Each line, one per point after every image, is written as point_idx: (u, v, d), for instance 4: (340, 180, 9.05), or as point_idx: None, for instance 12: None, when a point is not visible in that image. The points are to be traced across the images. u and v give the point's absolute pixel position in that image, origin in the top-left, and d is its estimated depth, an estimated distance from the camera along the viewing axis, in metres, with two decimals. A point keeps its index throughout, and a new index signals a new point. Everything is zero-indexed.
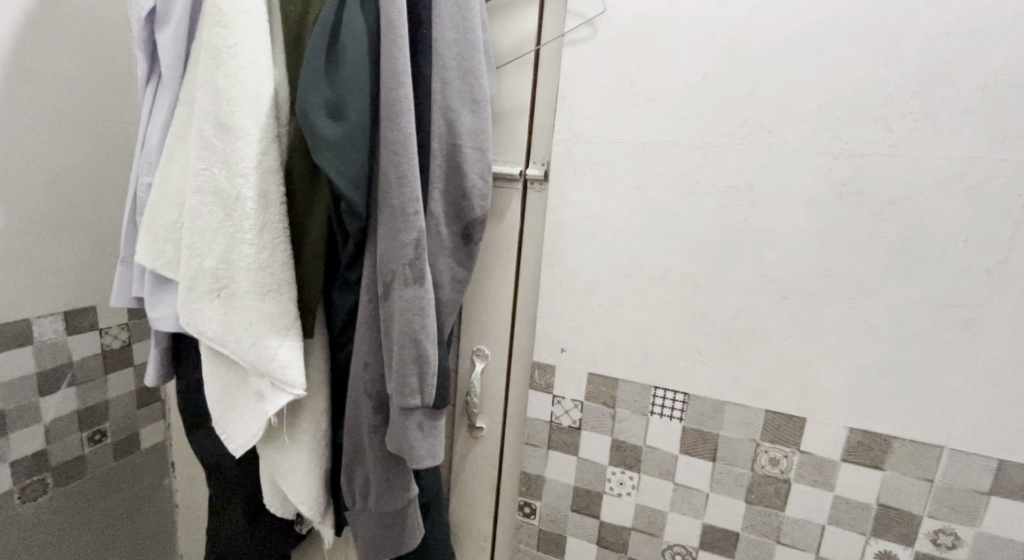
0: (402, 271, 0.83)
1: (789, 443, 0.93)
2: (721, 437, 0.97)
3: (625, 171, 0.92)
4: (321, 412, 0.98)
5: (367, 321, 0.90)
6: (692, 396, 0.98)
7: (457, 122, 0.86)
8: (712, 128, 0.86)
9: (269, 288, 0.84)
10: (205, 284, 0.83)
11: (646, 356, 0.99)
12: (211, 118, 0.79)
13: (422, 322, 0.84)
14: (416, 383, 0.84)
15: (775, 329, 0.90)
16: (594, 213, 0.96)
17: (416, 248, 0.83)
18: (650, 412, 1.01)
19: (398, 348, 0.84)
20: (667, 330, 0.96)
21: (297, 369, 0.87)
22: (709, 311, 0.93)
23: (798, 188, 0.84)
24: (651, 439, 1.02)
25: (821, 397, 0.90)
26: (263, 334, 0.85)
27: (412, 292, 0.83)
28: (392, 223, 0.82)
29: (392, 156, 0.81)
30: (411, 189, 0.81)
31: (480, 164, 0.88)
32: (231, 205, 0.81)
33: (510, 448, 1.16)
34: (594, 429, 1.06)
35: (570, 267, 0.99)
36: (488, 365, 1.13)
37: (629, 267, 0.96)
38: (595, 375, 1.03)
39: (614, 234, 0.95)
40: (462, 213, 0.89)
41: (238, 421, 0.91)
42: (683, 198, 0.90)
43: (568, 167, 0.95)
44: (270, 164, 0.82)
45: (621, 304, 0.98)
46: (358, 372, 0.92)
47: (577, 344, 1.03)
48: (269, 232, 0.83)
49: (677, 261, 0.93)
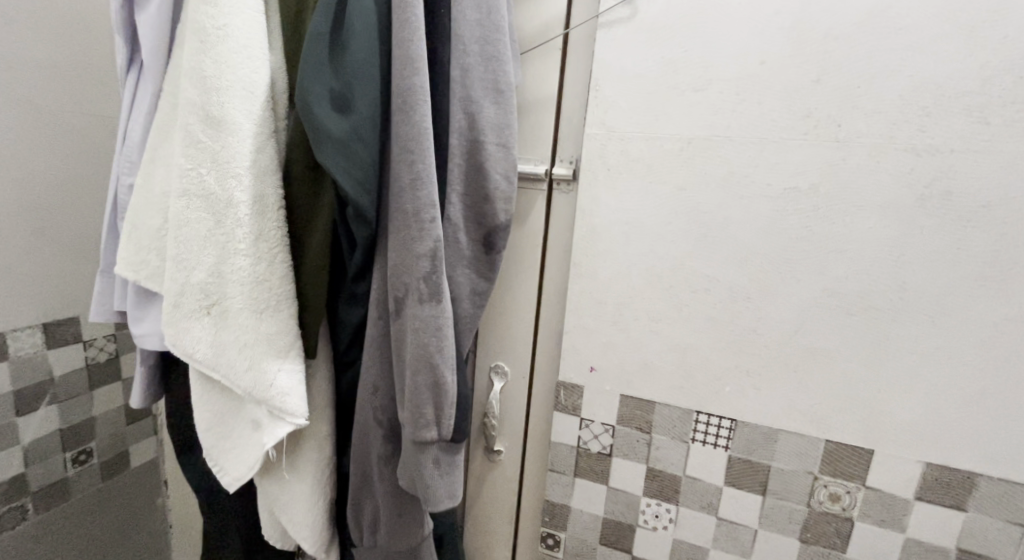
0: (416, 285, 0.72)
1: (852, 477, 0.84)
2: (772, 468, 0.88)
3: (667, 171, 0.82)
4: (325, 438, 0.88)
5: (376, 341, 0.80)
6: (740, 423, 0.88)
7: (479, 115, 0.75)
8: (770, 120, 0.76)
9: (267, 305, 0.74)
10: (193, 300, 0.72)
11: (687, 378, 0.89)
12: (197, 109, 0.68)
13: (438, 344, 0.73)
14: (433, 413, 0.74)
15: (839, 349, 0.80)
16: (630, 218, 0.85)
17: (433, 259, 0.72)
18: (691, 439, 0.91)
19: (411, 374, 0.73)
20: (712, 349, 0.86)
21: (297, 397, 0.77)
22: (760, 329, 0.83)
23: (871, 191, 0.73)
24: (692, 468, 0.93)
25: (890, 426, 0.80)
26: (260, 357, 0.75)
27: (427, 309, 0.73)
28: (405, 230, 0.72)
29: (406, 154, 0.70)
30: (427, 192, 0.71)
31: (504, 163, 0.77)
32: (222, 210, 0.70)
33: (531, 473, 1.06)
34: (626, 456, 0.96)
35: (602, 279, 0.89)
36: (507, 384, 1.02)
37: (671, 278, 0.85)
38: (629, 397, 0.93)
39: (653, 242, 0.85)
40: (484, 219, 0.79)
41: (231, 452, 0.81)
42: (735, 201, 0.79)
43: (601, 166, 0.85)
44: (266, 163, 0.71)
45: (661, 320, 0.87)
46: (366, 397, 0.82)
47: (608, 363, 0.92)
48: (265, 241, 0.73)
49: (727, 272, 0.82)
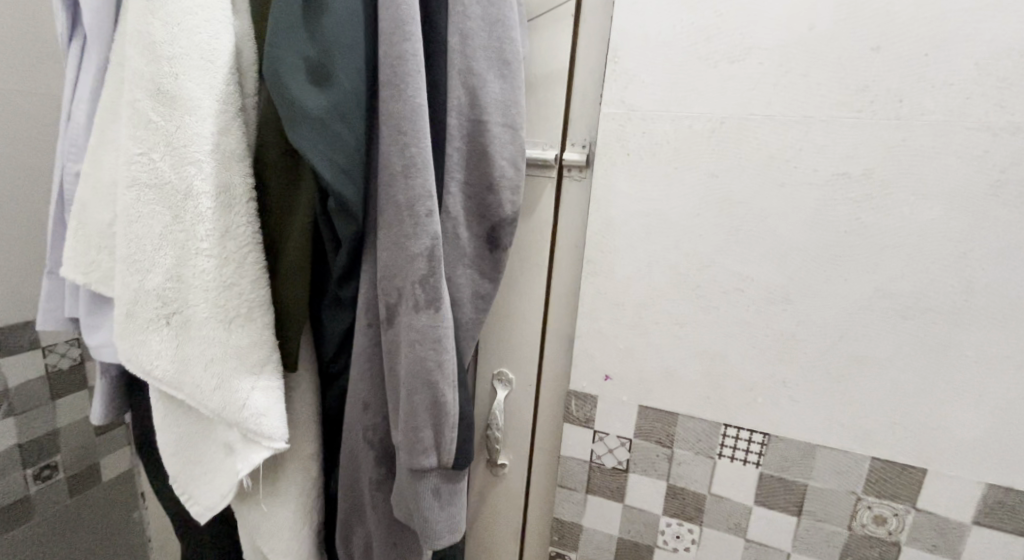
0: (411, 291, 0.62)
1: (900, 499, 0.75)
2: (809, 487, 0.79)
3: (696, 155, 0.71)
4: (310, 459, 0.78)
5: (366, 352, 0.70)
6: (773, 437, 0.79)
7: (481, 91, 0.65)
8: (818, 95, 0.65)
9: (236, 313, 0.64)
10: (149, 309, 0.62)
11: (715, 389, 0.79)
12: (146, 83, 0.57)
13: (437, 359, 0.63)
14: (431, 438, 0.64)
15: (890, 357, 0.71)
16: (652, 209, 0.75)
17: (430, 260, 0.62)
18: (718, 454, 0.82)
19: (406, 393, 0.64)
20: (745, 355, 0.77)
21: (275, 418, 0.67)
22: (800, 334, 0.73)
23: (934, 178, 0.64)
24: (718, 486, 0.84)
25: (947, 443, 0.71)
26: (230, 373, 0.64)
27: (425, 318, 0.63)
28: (397, 226, 0.61)
29: (397, 136, 0.60)
30: (423, 181, 0.61)
31: (510, 147, 0.67)
32: (180, 203, 0.60)
33: (538, 489, 0.96)
34: (644, 472, 0.87)
35: (620, 277, 0.79)
36: (512, 393, 0.92)
37: (698, 277, 0.75)
38: (649, 409, 0.83)
39: (679, 236, 0.75)
40: (487, 212, 0.69)
41: (200, 480, 0.71)
42: (774, 190, 0.69)
43: (619, 150, 0.74)
44: (232, 148, 0.61)
45: (687, 324, 0.78)
46: (355, 415, 0.72)
47: (625, 371, 0.83)
48: (233, 240, 0.62)
49: (762, 270, 0.73)
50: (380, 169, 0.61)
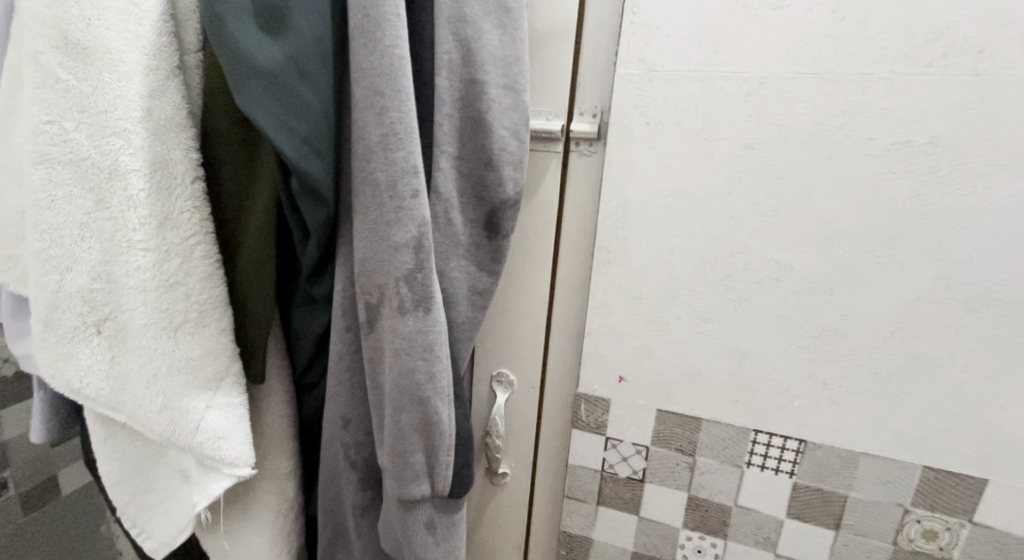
0: (395, 290, 0.52)
1: (954, 512, 0.66)
2: (850, 499, 0.69)
3: (729, 123, 0.61)
4: (285, 481, 0.67)
5: (344, 361, 0.59)
6: (810, 444, 0.69)
7: (477, 46, 0.54)
8: (879, 48, 0.55)
9: (183, 320, 0.52)
10: (74, 314, 0.51)
11: (745, 392, 0.70)
12: (52, 30, 0.46)
13: (428, 370, 0.53)
14: (424, 464, 0.55)
15: (951, 355, 0.61)
16: (675, 187, 0.64)
17: (417, 253, 0.51)
18: (746, 463, 0.73)
19: (392, 412, 0.54)
20: (781, 354, 0.67)
21: (235, 442, 0.56)
22: (847, 330, 0.63)
23: (1013, 146, 0.54)
24: (745, 497, 0.74)
25: (1013, 452, 0.62)
26: (177, 391, 0.53)
27: (413, 321, 0.52)
28: (376, 211, 0.50)
29: (374, 100, 0.48)
30: (408, 156, 0.49)
31: (510, 113, 0.56)
32: (105, 185, 0.49)
33: (545, 500, 0.86)
34: (662, 482, 0.77)
35: (637, 266, 0.69)
36: (514, 396, 0.81)
37: (728, 265, 0.65)
38: (668, 413, 0.74)
39: (706, 219, 0.64)
40: (485, 192, 0.58)
41: (151, 512, 0.60)
42: (821, 162, 0.59)
43: (637, 118, 0.64)
44: (169, 115, 0.49)
45: (714, 318, 0.68)
46: (334, 433, 0.61)
47: (642, 372, 0.73)
48: (175, 230, 0.51)
49: (804, 255, 0.62)
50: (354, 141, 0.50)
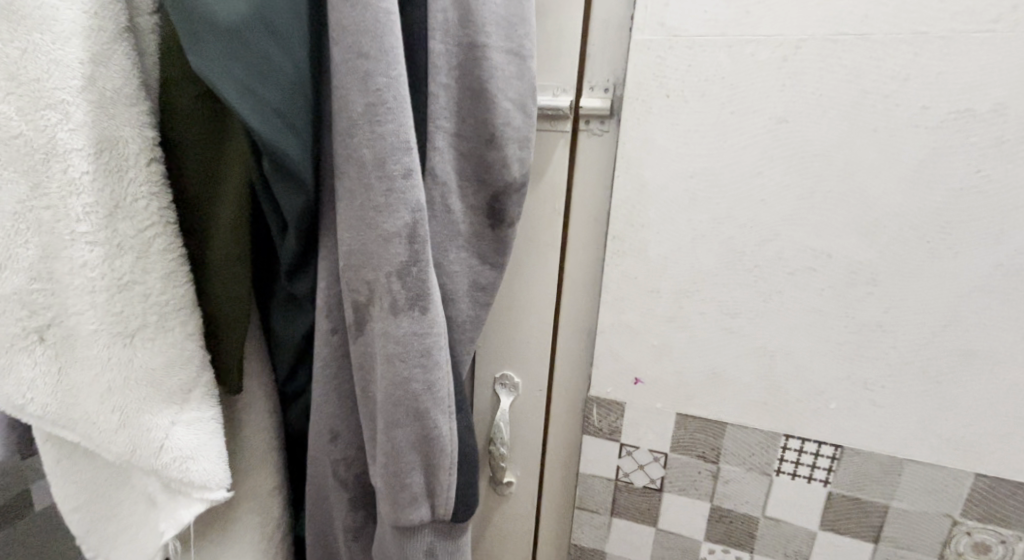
0: (385, 286, 0.45)
1: (1010, 524, 0.59)
2: (891, 509, 0.62)
3: (761, 94, 0.54)
4: (267, 501, 0.60)
5: (330, 367, 0.52)
6: (848, 450, 0.62)
7: (475, 4, 0.47)
8: (936, 4, 0.49)
9: (141, 324, 0.46)
10: (12, 320, 0.44)
11: (775, 394, 0.62)
12: None
13: (425, 378, 0.46)
14: (422, 485, 0.48)
15: (1010, 352, 0.55)
16: (699, 167, 0.57)
17: (411, 243, 0.44)
18: (775, 471, 0.65)
19: (385, 427, 0.47)
20: (817, 352, 0.60)
21: (206, 462, 0.49)
22: (891, 325, 0.57)
23: None
24: (773, 509, 0.67)
25: None
26: (136, 407, 0.46)
27: (407, 322, 0.45)
28: (362, 195, 0.43)
29: (356, 63, 0.41)
30: (398, 129, 0.42)
31: (515, 83, 0.49)
32: (41, 167, 0.42)
33: (555, 511, 0.79)
34: (682, 491, 0.70)
35: (655, 257, 0.62)
36: (519, 400, 0.74)
37: (757, 253, 0.58)
38: (689, 417, 0.67)
39: (733, 203, 0.57)
40: (487, 175, 0.51)
41: (111, 542, 0.53)
42: (866, 136, 0.52)
43: (655, 90, 0.57)
44: (117, 86, 0.43)
45: (741, 313, 0.61)
46: (319, 448, 0.54)
47: (661, 373, 0.66)
48: (127, 219, 0.44)
49: (843, 242, 0.56)
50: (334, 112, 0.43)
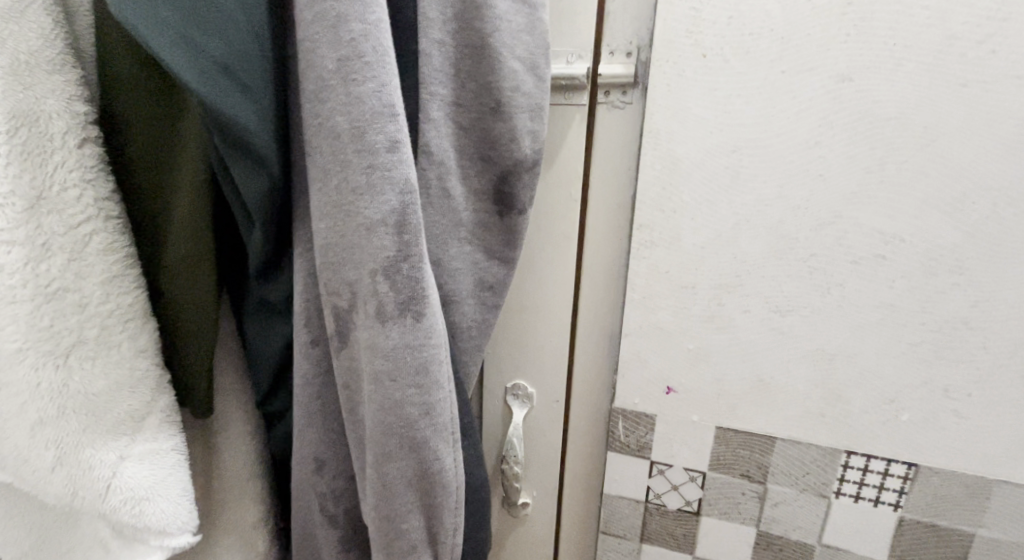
0: (370, 288, 0.36)
1: None
2: (976, 537, 0.53)
3: (820, 47, 0.45)
4: (243, 538, 0.51)
5: (311, 386, 0.44)
6: (924, 468, 0.52)
7: None
8: None
9: (77, 340, 0.38)
10: None
11: (836, 405, 0.53)
12: None
13: (423, 401, 0.38)
14: (422, 531, 0.40)
15: None
16: (744, 138, 0.48)
17: (399, 234, 0.36)
18: (834, 493, 0.56)
19: (375, 461, 0.39)
20: (887, 354, 0.50)
21: (165, 502, 0.41)
22: (980, 321, 0.48)
23: None
24: (832, 537, 0.57)
25: None
26: (74, 441, 0.38)
27: (397, 331, 0.37)
28: (338, 175, 0.35)
29: (325, 6, 0.33)
30: (379, 91, 0.34)
31: (523, 38, 0.41)
32: None
33: (575, 534, 0.69)
34: (723, 515, 0.60)
35: (691, 247, 0.52)
36: (532, 414, 0.65)
37: (814, 239, 0.49)
38: (731, 431, 0.57)
39: (786, 179, 0.49)
40: (492, 151, 0.43)
41: None
42: (953, 91, 0.44)
43: (690, 49, 0.48)
44: (33, 49, 0.35)
45: (795, 309, 0.51)
46: (302, 479, 0.46)
47: (698, 382, 0.56)
48: (53, 213, 0.36)
49: (921, 223, 0.47)
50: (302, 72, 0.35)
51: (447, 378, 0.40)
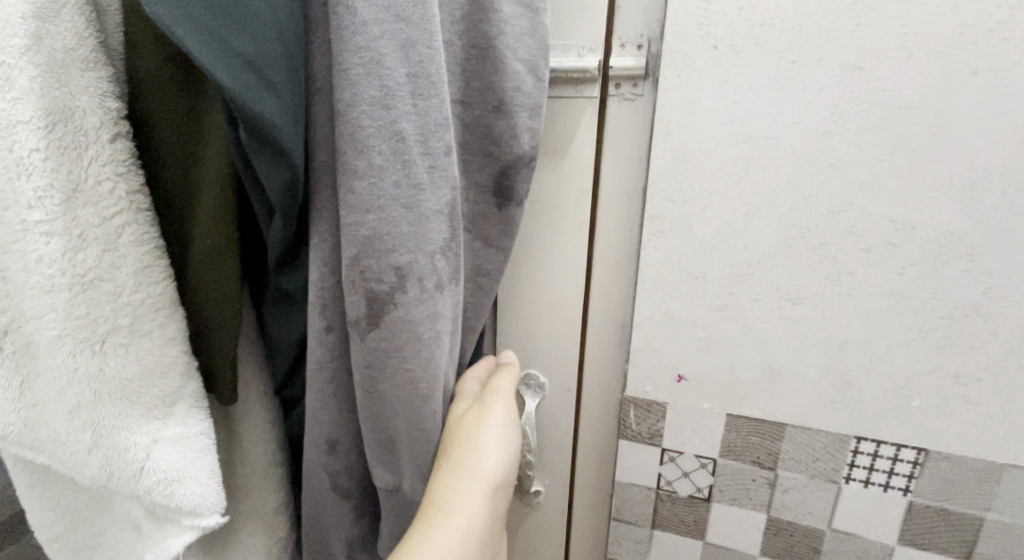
0: (422, 268, 0.42)
1: None
2: (987, 521, 0.54)
3: (830, 37, 0.46)
4: (263, 521, 0.53)
5: (324, 372, 0.45)
6: (934, 454, 0.53)
7: None
8: None
9: (111, 328, 0.39)
10: None
11: (847, 392, 0.54)
12: None
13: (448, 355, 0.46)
14: None
15: None
16: (757, 128, 0.49)
17: (450, 222, 0.43)
18: (845, 478, 0.56)
19: (414, 416, 0.45)
20: (898, 340, 0.51)
21: (195, 485, 0.43)
22: (991, 307, 0.48)
23: None
24: (842, 522, 0.58)
25: None
26: (110, 424, 0.40)
27: (443, 301, 0.44)
28: (400, 171, 0.40)
29: (395, 28, 0.38)
30: (441, 104, 0.41)
31: (526, 39, 0.43)
32: None
33: (585, 520, 0.70)
34: (734, 501, 0.61)
35: (702, 237, 0.53)
36: (545, 403, 0.66)
37: (824, 227, 0.50)
38: (742, 419, 0.58)
39: (796, 169, 0.49)
40: (495, 146, 0.45)
41: None
42: (963, 80, 0.45)
43: (702, 41, 0.49)
44: (69, 47, 0.36)
45: (805, 298, 0.52)
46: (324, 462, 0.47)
47: (709, 370, 0.57)
48: (89, 205, 0.38)
49: (931, 211, 0.48)
50: (358, 77, 0.38)
51: (454, 334, 0.48)
